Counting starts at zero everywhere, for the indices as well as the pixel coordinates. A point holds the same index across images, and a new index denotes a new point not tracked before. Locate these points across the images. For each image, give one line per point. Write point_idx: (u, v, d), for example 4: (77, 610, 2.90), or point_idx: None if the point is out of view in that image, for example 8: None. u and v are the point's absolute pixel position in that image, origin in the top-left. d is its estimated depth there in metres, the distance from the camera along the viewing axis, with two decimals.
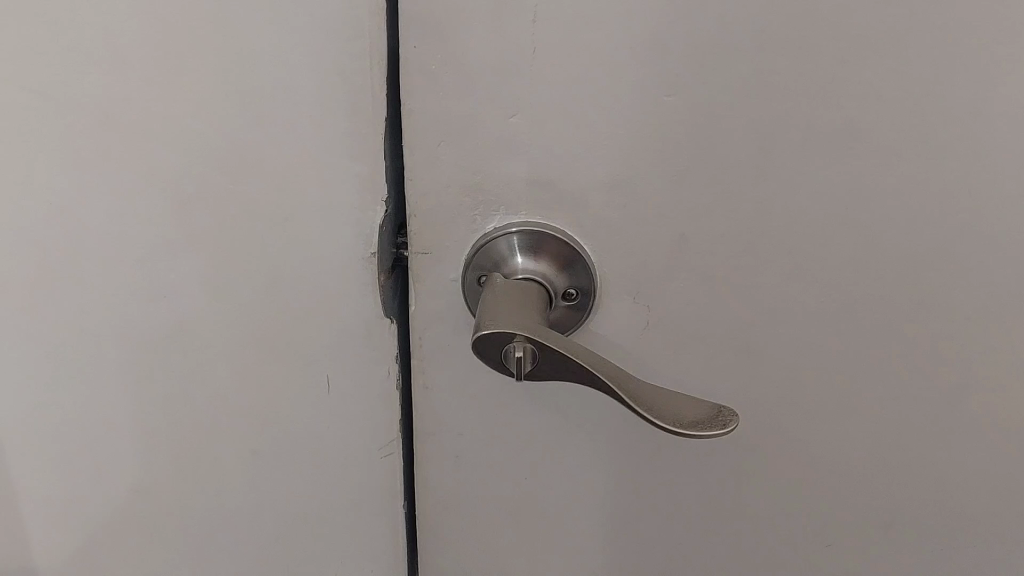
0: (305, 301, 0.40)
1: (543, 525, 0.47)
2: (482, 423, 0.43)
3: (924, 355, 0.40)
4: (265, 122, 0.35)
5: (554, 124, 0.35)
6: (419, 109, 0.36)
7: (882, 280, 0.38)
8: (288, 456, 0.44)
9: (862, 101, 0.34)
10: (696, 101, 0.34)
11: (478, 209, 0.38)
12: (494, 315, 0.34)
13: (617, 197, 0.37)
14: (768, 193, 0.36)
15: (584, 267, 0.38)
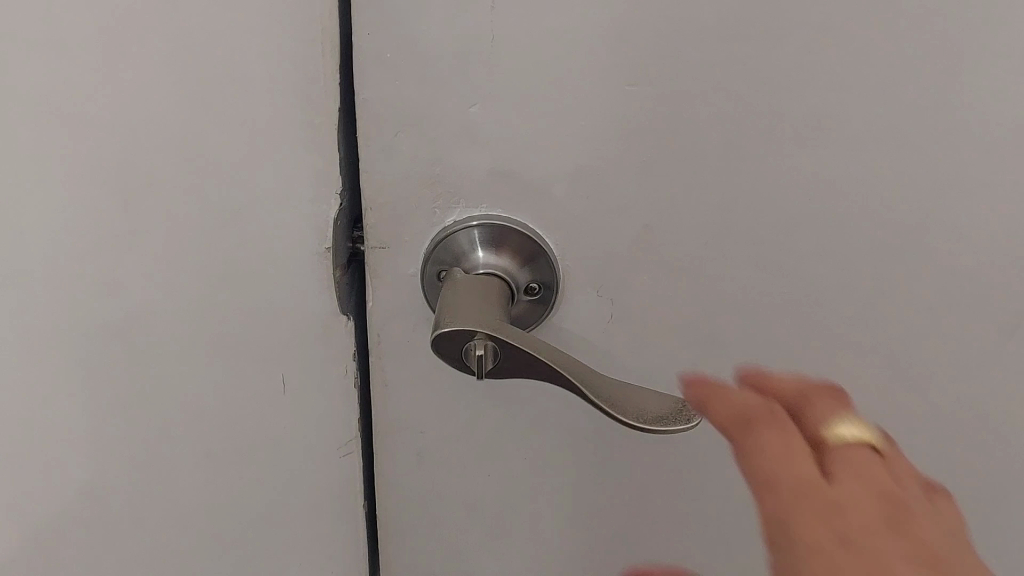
0: (259, 294, 0.39)
1: (507, 522, 0.46)
2: (444, 420, 0.42)
3: (889, 346, 0.39)
4: (213, 109, 0.34)
5: (515, 114, 0.34)
6: (375, 99, 0.34)
7: (848, 272, 0.37)
8: (244, 455, 0.43)
9: (828, 90, 0.33)
10: (659, 90, 0.33)
11: (437, 202, 0.37)
12: (454, 312, 0.33)
13: (580, 189, 0.36)
14: (734, 185, 0.35)
15: (546, 261, 0.37)
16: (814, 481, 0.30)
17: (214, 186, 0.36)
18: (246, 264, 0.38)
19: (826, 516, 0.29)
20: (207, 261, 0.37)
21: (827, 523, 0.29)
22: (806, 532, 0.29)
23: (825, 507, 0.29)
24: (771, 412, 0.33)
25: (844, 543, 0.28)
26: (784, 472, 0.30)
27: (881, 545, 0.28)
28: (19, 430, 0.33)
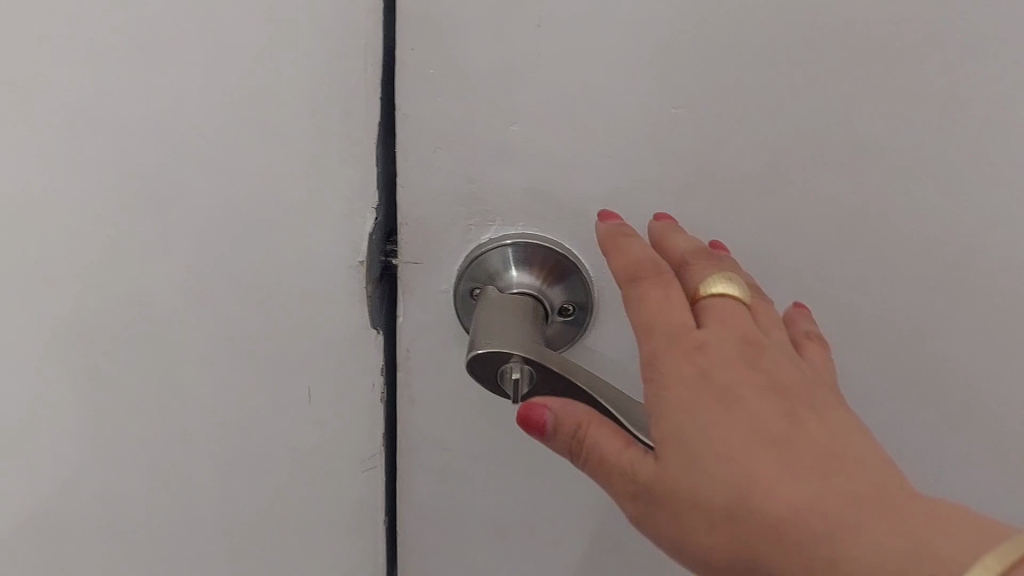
0: (288, 308, 0.39)
1: (527, 542, 0.46)
2: (470, 438, 0.42)
3: (924, 376, 0.39)
4: (250, 120, 0.34)
5: (556, 133, 0.34)
6: (416, 114, 0.34)
7: (885, 302, 0.37)
8: (267, 465, 0.43)
9: (876, 120, 0.33)
10: (705, 114, 0.33)
11: (473, 219, 0.36)
12: (490, 333, 0.33)
13: (618, 211, 0.35)
14: (775, 212, 0.35)
15: (581, 282, 0.37)
16: (681, 328, 0.29)
17: (249, 196, 0.36)
18: (277, 277, 0.38)
19: (707, 369, 0.27)
20: (241, 269, 0.38)
21: (707, 383, 0.27)
22: (686, 405, 0.27)
23: (708, 371, 0.27)
24: (657, 262, 0.31)
25: (720, 400, 0.27)
26: (658, 324, 0.29)
27: (760, 404, 0.27)
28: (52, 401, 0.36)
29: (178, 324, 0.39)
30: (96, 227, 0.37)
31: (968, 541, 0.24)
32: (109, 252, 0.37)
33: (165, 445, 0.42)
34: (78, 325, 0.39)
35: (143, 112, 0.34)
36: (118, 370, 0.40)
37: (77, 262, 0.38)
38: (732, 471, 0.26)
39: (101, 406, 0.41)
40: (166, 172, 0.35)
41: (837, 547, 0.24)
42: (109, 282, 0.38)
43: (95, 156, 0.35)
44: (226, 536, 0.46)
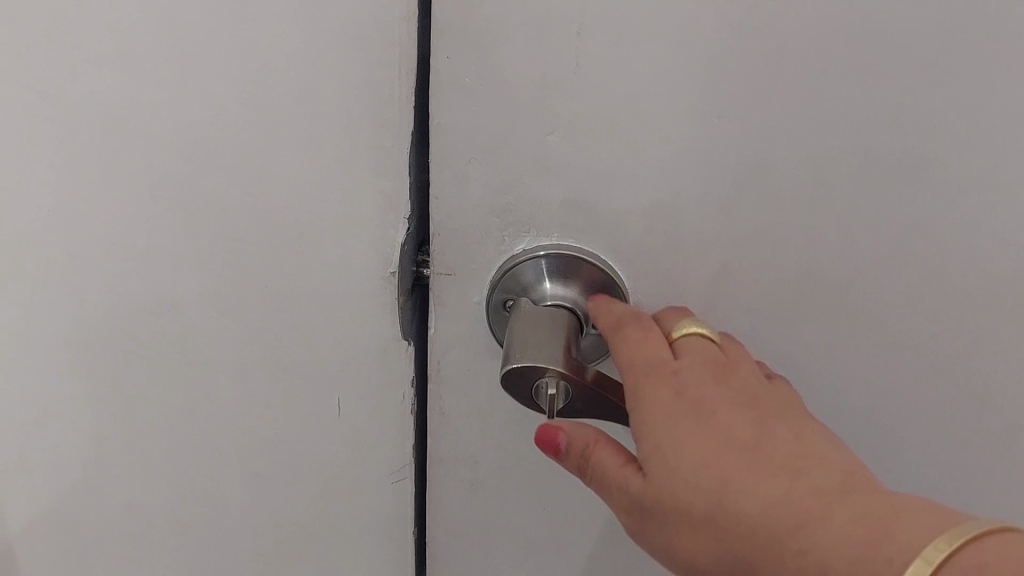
0: (319, 319, 0.38)
1: (559, 556, 0.45)
2: (501, 451, 0.41)
3: (970, 393, 0.38)
4: (283, 129, 0.34)
5: (594, 143, 0.33)
6: (451, 123, 0.33)
7: (932, 317, 0.36)
8: (296, 477, 0.43)
9: (926, 130, 0.32)
10: (748, 125, 0.32)
11: (508, 230, 0.36)
12: (525, 345, 0.32)
13: (656, 223, 0.35)
14: (819, 224, 0.34)
15: (616, 294, 0.36)
16: (658, 358, 0.30)
17: (280, 206, 0.35)
18: (308, 288, 0.37)
19: (680, 389, 0.29)
20: (271, 280, 0.37)
21: (679, 400, 0.28)
22: (660, 421, 0.28)
23: (681, 391, 0.28)
24: (636, 313, 0.33)
25: (692, 414, 0.28)
26: (636, 355, 0.30)
27: (733, 415, 0.28)
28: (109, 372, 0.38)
29: (208, 333, 0.39)
30: (132, 234, 0.37)
31: (937, 521, 0.23)
32: (145, 259, 0.37)
33: (196, 453, 0.42)
34: (113, 329, 0.39)
35: (176, 121, 0.34)
36: (152, 377, 0.40)
37: (113, 268, 0.38)
38: (706, 478, 0.26)
39: (135, 413, 0.41)
40: (197, 182, 0.35)
41: (807, 539, 0.24)
42: (143, 289, 0.38)
43: (131, 163, 0.35)
44: (255, 545, 0.45)
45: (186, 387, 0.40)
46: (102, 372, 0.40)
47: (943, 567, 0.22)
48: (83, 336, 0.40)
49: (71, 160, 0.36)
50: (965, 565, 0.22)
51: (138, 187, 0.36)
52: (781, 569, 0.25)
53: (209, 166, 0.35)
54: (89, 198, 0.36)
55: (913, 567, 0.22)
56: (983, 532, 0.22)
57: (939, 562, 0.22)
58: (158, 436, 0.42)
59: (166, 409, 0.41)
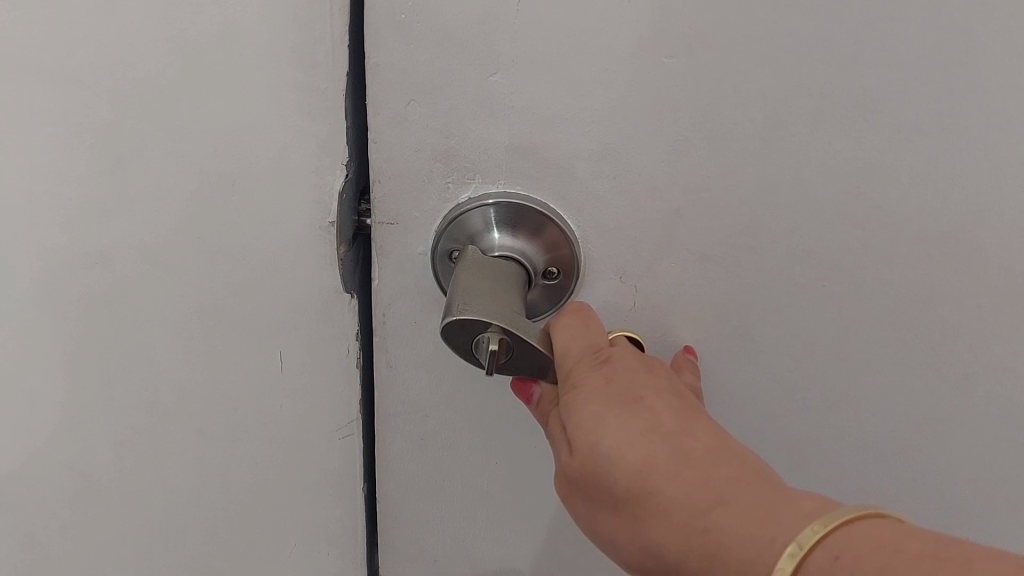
0: (257, 270, 0.36)
1: (515, 507, 0.44)
2: (452, 405, 0.40)
3: (929, 341, 0.37)
4: (206, 75, 0.32)
5: (540, 84, 0.31)
6: (388, 64, 0.31)
7: (889, 265, 0.35)
8: (240, 432, 0.41)
9: (884, 70, 0.30)
10: (700, 64, 0.30)
11: (452, 177, 0.34)
12: (468, 298, 0.30)
13: (606, 169, 0.33)
14: (774, 169, 0.33)
15: (565, 245, 0.35)
16: (596, 347, 0.30)
17: (208, 151, 0.34)
18: (243, 238, 0.36)
19: (611, 377, 0.29)
20: (205, 231, 0.35)
21: (608, 388, 0.28)
22: (588, 404, 0.28)
23: (612, 379, 0.29)
24: (579, 304, 0.33)
25: (618, 403, 0.28)
26: (569, 344, 0.31)
27: (659, 405, 0.28)
28: (71, 317, 0.38)
29: (143, 289, 0.37)
30: (66, 187, 0.35)
31: (816, 507, 0.23)
32: (81, 215, 0.36)
33: (139, 410, 0.41)
34: (58, 287, 0.37)
35: (98, 64, 0.32)
36: (96, 336, 0.39)
37: (53, 224, 0.36)
38: (629, 458, 0.26)
39: (83, 371, 0.40)
40: (121, 129, 0.33)
41: (713, 521, 0.24)
42: (82, 246, 0.36)
43: (58, 111, 0.33)
44: (199, 506, 0.44)
45: (126, 343, 0.39)
46: (51, 333, 0.39)
47: (818, 547, 0.22)
48: (31, 300, 0.38)
49: (9, 118, 0.34)
50: (836, 545, 0.22)
51: (69, 137, 0.34)
52: (691, 551, 0.25)
53: (130, 108, 0.33)
54: (27, 156, 0.34)
55: (788, 550, 0.22)
56: (854, 517, 0.22)
57: (811, 545, 0.22)
58: (104, 391, 0.40)
59: (110, 365, 0.40)
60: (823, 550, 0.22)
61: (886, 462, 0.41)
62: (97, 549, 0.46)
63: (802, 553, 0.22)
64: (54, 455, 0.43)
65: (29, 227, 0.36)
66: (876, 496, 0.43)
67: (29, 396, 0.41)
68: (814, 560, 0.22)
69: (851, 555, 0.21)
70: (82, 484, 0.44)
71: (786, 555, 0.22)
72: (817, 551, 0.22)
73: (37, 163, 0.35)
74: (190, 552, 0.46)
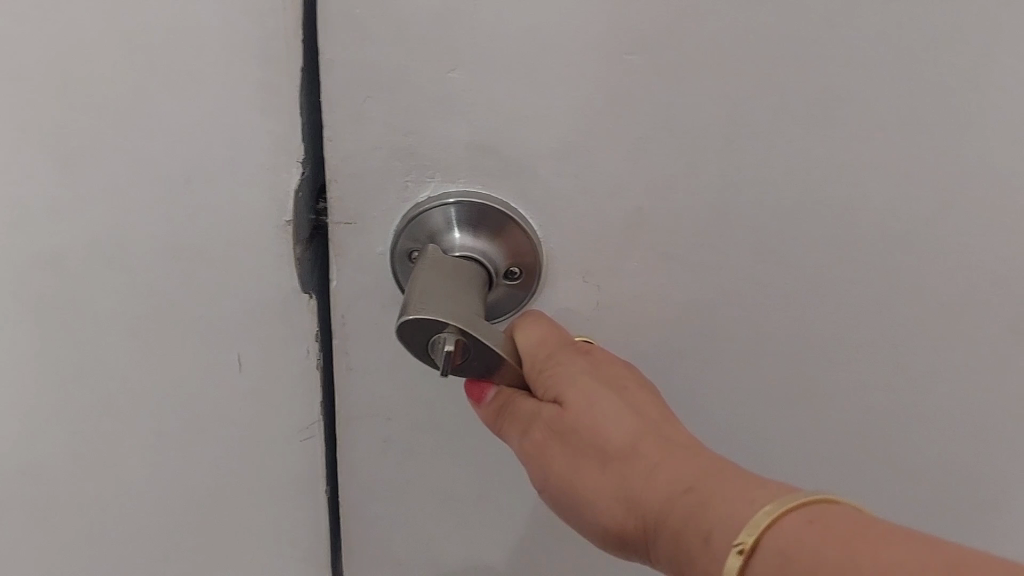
0: (212, 271, 0.35)
1: (481, 509, 0.44)
2: (414, 406, 0.40)
3: (894, 340, 0.37)
4: (154, 70, 0.31)
5: (499, 81, 0.31)
6: (342, 60, 0.31)
7: (855, 264, 0.34)
8: (200, 435, 0.41)
9: (846, 67, 0.30)
10: (661, 61, 0.30)
11: (410, 175, 0.33)
12: (425, 298, 0.29)
13: (567, 166, 0.32)
14: (738, 167, 0.32)
15: (527, 244, 0.34)
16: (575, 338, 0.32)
17: (159, 148, 0.33)
18: (198, 237, 0.35)
19: (595, 362, 0.30)
20: (158, 230, 0.35)
21: (596, 371, 0.30)
22: (576, 376, 0.29)
23: (597, 362, 0.30)
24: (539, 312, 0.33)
25: (607, 381, 0.29)
26: (545, 337, 0.30)
27: (643, 395, 0.30)
28: (21, 319, 0.37)
29: (95, 290, 0.36)
30: (10, 186, 0.34)
31: (780, 492, 0.25)
32: (27, 214, 0.34)
33: (94, 412, 0.40)
34: (7, 289, 0.36)
35: (41, 59, 0.31)
36: (48, 337, 0.38)
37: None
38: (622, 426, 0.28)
39: (36, 374, 0.39)
40: (67, 125, 0.32)
41: (700, 482, 0.26)
42: (31, 246, 0.35)
43: (0, 108, 0.32)
44: (159, 510, 0.43)
45: (80, 345, 0.38)
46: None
47: (796, 509, 0.23)
48: None
49: None
50: (814, 511, 0.23)
51: (13, 135, 0.33)
52: (669, 514, 0.26)
53: (78, 106, 0.32)
54: None
55: (754, 520, 0.23)
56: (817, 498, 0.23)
57: (786, 509, 0.23)
58: (58, 394, 0.39)
59: (63, 367, 0.39)
60: (801, 512, 0.23)
61: (852, 459, 0.41)
62: (54, 554, 0.45)
63: (771, 520, 0.23)
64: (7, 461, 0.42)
65: None
66: (843, 494, 0.43)
67: None
68: (791, 517, 0.23)
69: (822, 521, 0.23)
70: (38, 489, 0.43)
71: (755, 522, 0.23)
72: (794, 512, 0.23)
73: None
74: (150, 558, 0.46)
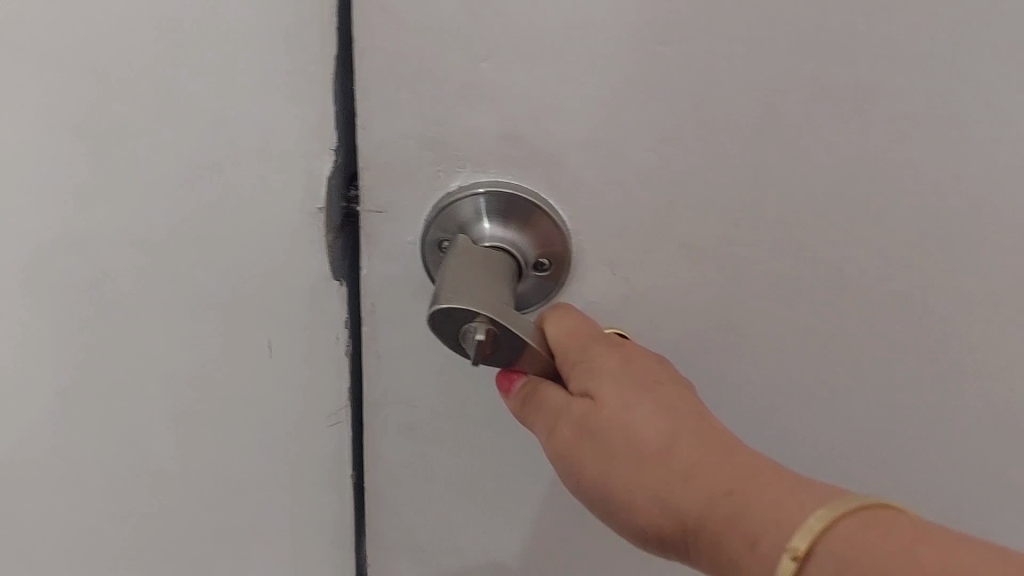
0: (243, 256, 0.36)
1: (504, 497, 0.44)
2: (440, 394, 0.40)
3: (923, 337, 0.36)
4: (189, 55, 0.31)
5: (532, 72, 0.31)
6: (375, 49, 0.31)
7: (886, 260, 0.34)
8: (228, 418, 0.41)
9: (881, 61, 0.30)
10: (694, 53, 0.30)
11: (441, 164, 0.33)
12: (455, 288, 0.30)
13: (598, 157, 0.32)
14: (769, 161, 0.32)
15: (557, 235, 0.34)
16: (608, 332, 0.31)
17: (193, 134, 0.33)
18: (230, 223, 0.35)
19: (628, 358, 0.30)
20: (191, 216, 0.35)
21: (629, 368, 0.29)
22: (608, 376, 0.29)
23: (630, 358, 0.30)
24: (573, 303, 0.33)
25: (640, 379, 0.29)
26: (574, 330, 0.31)
27: (678, 391, 0.29)
28: (55, 300, 0.38)
29: (128, 273, 0.37)
30: (47, 169, 0.34)
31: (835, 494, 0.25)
32: (63, 198, 0.35)
33: (125, 394, 0.41)
34: (42, 271, 0.37)
35: (79, 44, 0.31)
36: (81, 319, 0.38)
37: (35, 206, 0.35)
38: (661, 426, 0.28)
39: (68, 355, 0.39)
40: (103, 110, 0.33)
41: (741, 486, 0.26)
42: (66, 229, 0.36)
43: (39, 92, 0.32)
44: (187, 491, 0.44)
45: (112, 327, 0.38)
46: (33, 317, 0.38)
47: (848, 516, 0.23)
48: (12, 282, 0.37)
49: None
50: (867, 518, 0.23)
51: (50, 118, 0.33)
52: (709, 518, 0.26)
53: (114, 91, 0.32)
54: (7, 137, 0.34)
55: (810, 525, 0.24)
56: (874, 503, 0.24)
57: (839, 516, 0.23)
58: (90, 375, 0.40)
59: (96, 349, 0.39)
60: (853, 519, 0.23)
61: (878, 457, 0.41)
62: (84, 536, 0.46)
63: (822, 527, 0.23)
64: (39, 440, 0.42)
65: (9, 209, 0.35)
66: (870, 491, 0.43)
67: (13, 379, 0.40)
68: (844, 524, 0.23)
69: (877, 529, 0.23)
70: (68, 469, 0.43)
71: (806, 529, 0.24)
72: (846, 520, 0.23)
73: (17, 145, 0.34)
74: (177, 539, 0.46)
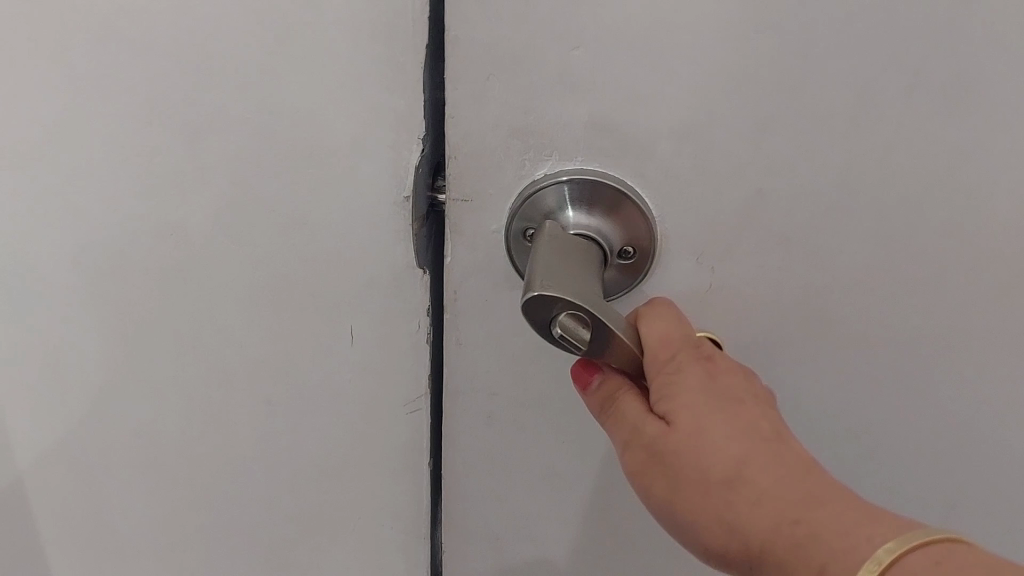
0: (330, 245, 0.36)
1: (579, 490, 0.44)
2: (519, 383, 0.40)
3: (1012, 330, 0.36)
4: (284, 44, 0.31)
5: (622, 61, 0.31)
6: (468, 37, 0.31)
7: (978, 252, 0.34)
8: (311, 404, 0.42)
9: (982, 49, 0.29)
10: (788, 39, 0.29)
11: (528, 153, 0.33)
12: (547, 275, 0.29)
13: (689, 145, 0.32)
14: (861, 150, 0.32)
15: (641, 223, 0.34)
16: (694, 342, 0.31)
17: (283, 124, 0.33)
18: (318, 212, 0.36)
19: (712, 374, 0.29)
20: (281, 205, 0.36)
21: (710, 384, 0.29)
22: (687, 394, 0.28)
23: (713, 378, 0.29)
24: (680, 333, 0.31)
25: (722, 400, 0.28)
26: (665, 331, 0.31)
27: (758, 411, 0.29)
28: (146, 285, 0.39)
29: (216, 258, 0.37)
30: (144, 157, 0.35)
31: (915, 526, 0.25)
32: (158, 184, 0.36)
33: (211, 377, 0.41)
34: (135, 256, 0.38)
35: (178, 33, 0.32)
36: (171, 304, 0.39)
37: (132, 194, 0.36)
38: (728, 451, 0.27)
39: (158, 339, 0.40)
40: (198, 98, 0.33)
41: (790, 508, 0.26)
42: (160, 215, 0.37)
43: (138, 79, 0.33)
44: (268, 476, 0.45)
45: (199, 311, 0.39)
46: (126, 301, 0.39)
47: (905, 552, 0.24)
48: (108, 266, 0.38)
49: (91, 86, 0.34)
50: (934, 554, 0.24)
51: (148, 106, 0.34)
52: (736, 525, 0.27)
53: (208, 81, 0.33)
54: (108, 124, 0.35)
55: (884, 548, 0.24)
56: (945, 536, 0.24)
57: (900, 551, 0.24)
58: (177, 359, 0.41)
59: (184, 334, 0.40)
60: (920, 552, 0.24)
61: (959, 446, 0.41)
62: (165, 515, 0.47)
63: (890, 558, 0.24)
64: (127, 421, 0.44)
65: (108, 195, 0.36)
66: (952, 480, 0.42)
67: (108, 362, 0.42)
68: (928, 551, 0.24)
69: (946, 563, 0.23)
70: (153, 452, 0.45)
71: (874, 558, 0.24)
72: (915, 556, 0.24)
73: (118, 135, 0.35)
74: (258, 522, 0.47)
